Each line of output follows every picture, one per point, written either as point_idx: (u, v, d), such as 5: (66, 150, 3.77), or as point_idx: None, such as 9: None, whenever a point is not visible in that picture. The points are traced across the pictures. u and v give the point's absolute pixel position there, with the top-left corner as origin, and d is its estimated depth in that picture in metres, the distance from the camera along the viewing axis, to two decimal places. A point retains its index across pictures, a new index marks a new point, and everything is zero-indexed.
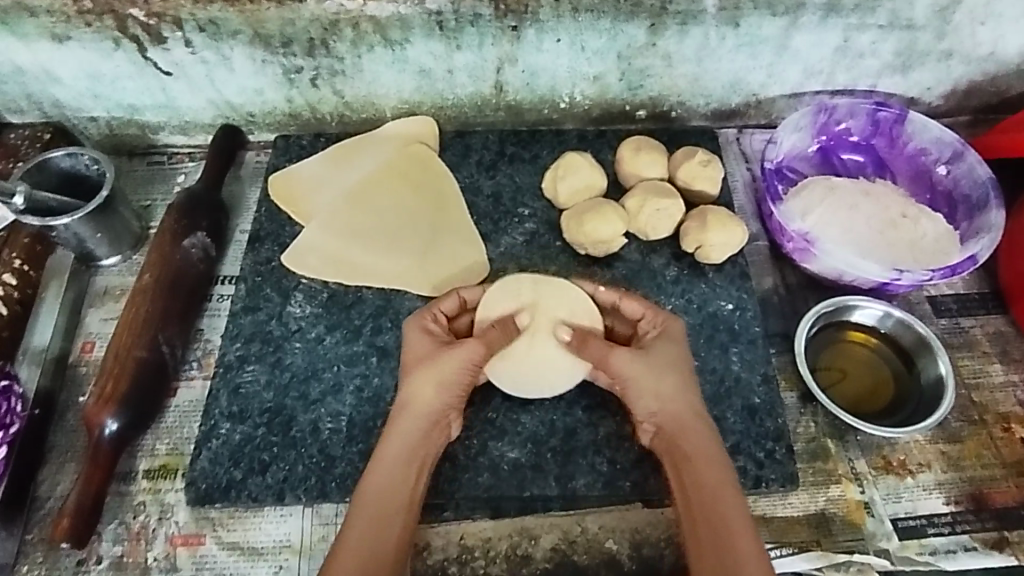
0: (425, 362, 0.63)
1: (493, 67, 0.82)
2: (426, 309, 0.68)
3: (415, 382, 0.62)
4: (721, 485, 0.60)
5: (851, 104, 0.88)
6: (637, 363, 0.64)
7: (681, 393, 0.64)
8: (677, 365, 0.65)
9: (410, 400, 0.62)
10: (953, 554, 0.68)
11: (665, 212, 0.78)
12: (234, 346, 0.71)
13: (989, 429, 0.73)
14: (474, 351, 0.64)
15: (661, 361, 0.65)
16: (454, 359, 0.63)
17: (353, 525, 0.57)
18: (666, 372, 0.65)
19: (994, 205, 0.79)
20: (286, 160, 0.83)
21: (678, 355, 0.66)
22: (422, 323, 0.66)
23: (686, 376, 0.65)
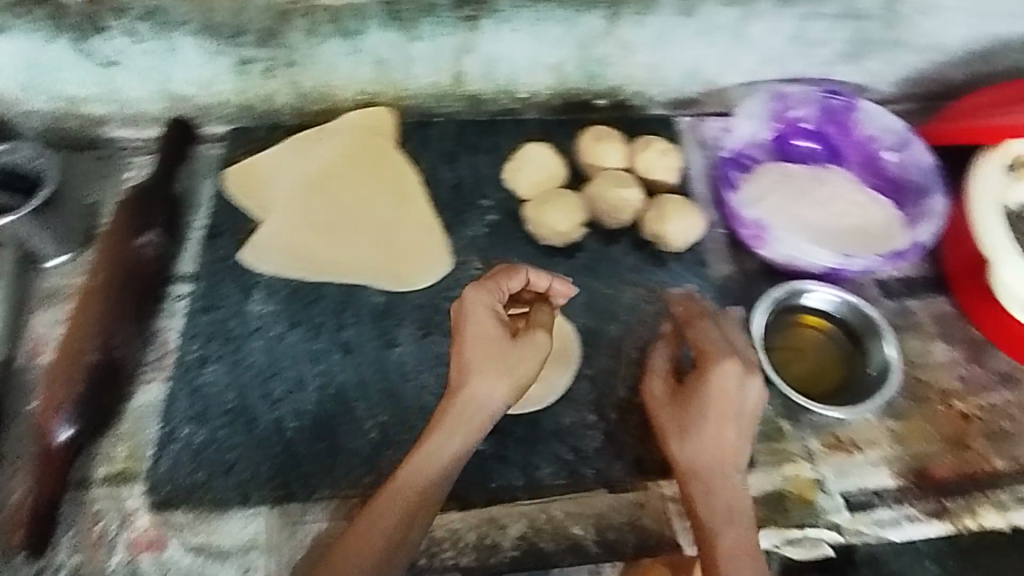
0: (490, 356, 0.62)
1: (452, 58, 0.84)
2: (494, 285, 0.65)
3: (482, 380, 0.61)
4: (741, 551, 0.61)
5: (803, 92, 0.91)
6: (708, 401, 0.64)
7: (722, 446, 0.64)
8: (729, 413, 0.64)
9: (478, 399, 0.61)
10: (899, 525, 0.72)
11: (626, 200, 0.81)
12: (193, 345, 0.73)
13: (931, 405, 0.79)
14: (544, 345, 0.64)
15: (709, 405, 0.64)
16: (521, 359, 0.62)
17: (375, 513, 0.59)
18: (713, 422, 0.64)
19: (934, 191, 0.86)
20: (241, 151, 0.86)
21: (743, 406, 0.64)
22: (491, 309, 0.64)
23: (737, 428, 0.64)
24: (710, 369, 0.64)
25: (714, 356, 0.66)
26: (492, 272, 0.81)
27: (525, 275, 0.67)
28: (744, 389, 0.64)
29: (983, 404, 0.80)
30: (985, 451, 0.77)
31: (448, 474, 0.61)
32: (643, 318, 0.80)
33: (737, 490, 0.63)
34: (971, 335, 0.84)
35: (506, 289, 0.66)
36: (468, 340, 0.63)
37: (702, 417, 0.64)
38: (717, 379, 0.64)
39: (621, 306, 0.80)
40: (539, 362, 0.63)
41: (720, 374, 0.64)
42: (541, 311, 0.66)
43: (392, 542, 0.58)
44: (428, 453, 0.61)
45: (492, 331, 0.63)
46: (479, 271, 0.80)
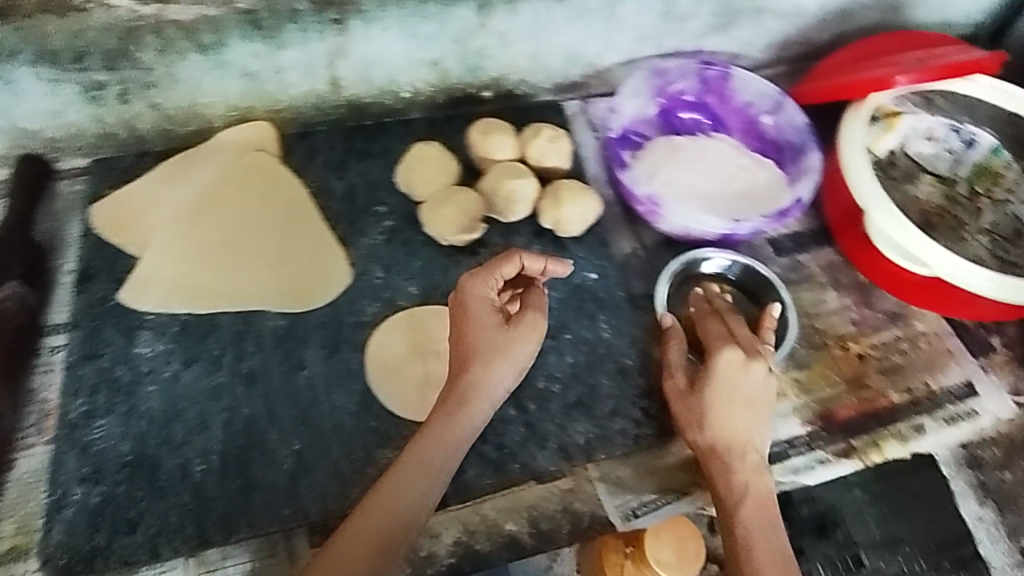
0: (485, 343, 0.65)
1: (325, 63, 0.81)
2: (487, 273, 0.66)
3: (485, 368, 0.65)
4: (761, 521, 0.66)
5: (681, 66, 0.94)
6: (720, 379, 0.71)
7: (733, 427, 0.70)
8: (742, 396, 0.71)
9: (482, 383, 0.65)
10: (811, 469, 0.76)
11: (522, 190, 0.81)
12: (77, 400, 0.68)
13: (830, 351, 0.83)
14: (536, 327, 0.67)
15: (716, 390, 0.71)
16: (517, 344, 0.66)
17: (373, 507, 0.61)
18: (728, 403, 0.70)
19: (810, 149, 0.90)
20: (107, 184, 0.80)
21: (751, 391, 0.71)
22: (487, 301, 0.66)
23: (750, 409, 0.71)
24: (736, 352, 0.72)
25: (748, 345, 0.74)
26: (395, 278, 0.78)
27: (520, 260, 0.66)
28: (749, 372, 0.72)
29: (876, 344, 0.84)
30: (882, 387, 0.82)
31: (452, 459, 0.64)
32: (552, 305, 0.80)
33: (758, 466, 0.69)
34: (859, 280, 0.88)
35: (500, 276, 0.67)
36: (470, 329, 0.66)
37: (715, 397, 0.71)
38: (733, 360, 0.72)
39: None
40: (536, 343, 0.67)
41: (728, 357, 0.72)
42: (534, 290, 0.68)
43: (396, 529, 0.60)
44: (431, 440, 0.64)
45: (486, 318, 0.66)
46: (381, 279, 0.78)
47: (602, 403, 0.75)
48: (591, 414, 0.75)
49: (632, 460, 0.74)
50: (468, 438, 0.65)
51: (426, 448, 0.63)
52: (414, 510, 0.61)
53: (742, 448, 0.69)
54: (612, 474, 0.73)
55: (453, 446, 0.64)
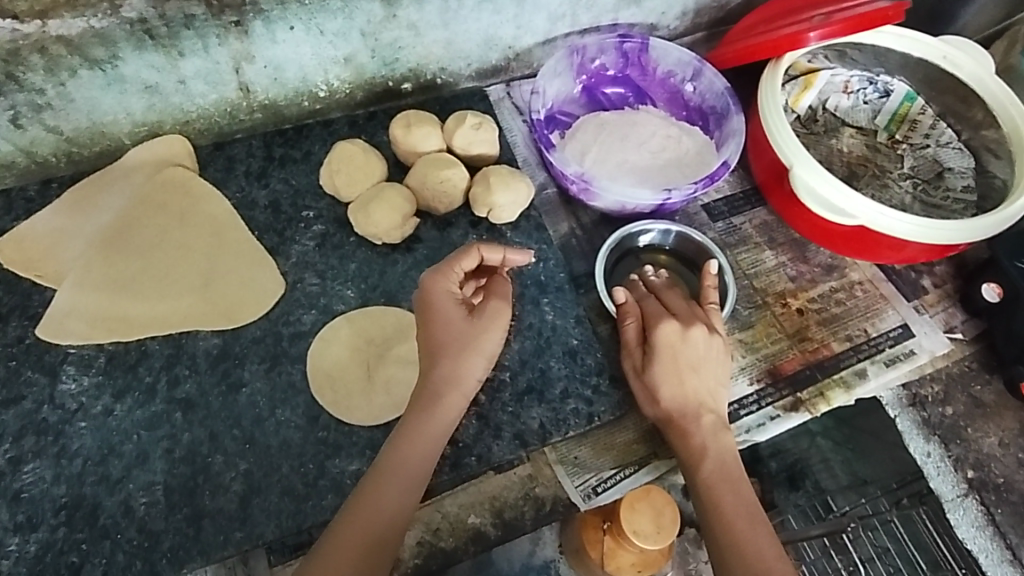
0: (454, 335, 0.65)
1: (230, 69, 0.78)
2: (449, 270, 0.65)
3: (455, 363, 0.64)
4: (724, 481, 0.67)
5: (599, 41, 0.93)
6: (679, 347, 0.71)
7: (687, 396, 0.70)
8: (690, 364, 0.71)
9: (454, 378, 0.64)
10: (763, 426, 0.78)
11: (449, 182, 0.79)
12: (2, 448, 0.65)
13: (771, 309, 0.85)
14: (503, 316, 0.66)
15: (664, 362, 0.71)
16: (485, 334, 0.65)
17: (352, 519, 0.59)
18: (679, 374, 0.70)
19: (733, 111, 0.90)
20: (13, 219, 0.75)
21: (696, 356, 0.72)
22: (451, 295, 0.65)
23: (700, 375, 0.71)
24: (675, 323, 0.72)
25: (686, 313, 0.74)
26: (330, 284, 0.76)
27: (479, 252, 0.66)
28: (699, 339, 0.72)
29: (814, 297, 0.86)
30: (823, 338, 0.83)
31: (428, 459, 0.63)
32: None
33: (715, 427, 0.70)
34: (793, 236, 0.90)
35: (460, 270, 0.66)
36: (436, 325, 0.65)
37: (675, 367, 0.71)
38: (674, 331, 0.72)
39: None
40: (502, 331, 0.66)
41: (669, 329, 0.72)
42: (498, 279, 0.68)
43: (381, 535, 0.59)
44: (402, 443, 0.62)
45: (452, 312, 0.65)
46: (317, 286, 0.76)
47: (551, 385, 0.73)
48: (542, 398, 0.72)
49: (588, 439, 0.74)
50: (443, 436, 0.64)
51: (404, 456, 0.62)
52: (399, 514, 0.61)
53: (696, 413, 0.70)
54: (570, 455, 0.73)
55: (428, 447, 0.63)
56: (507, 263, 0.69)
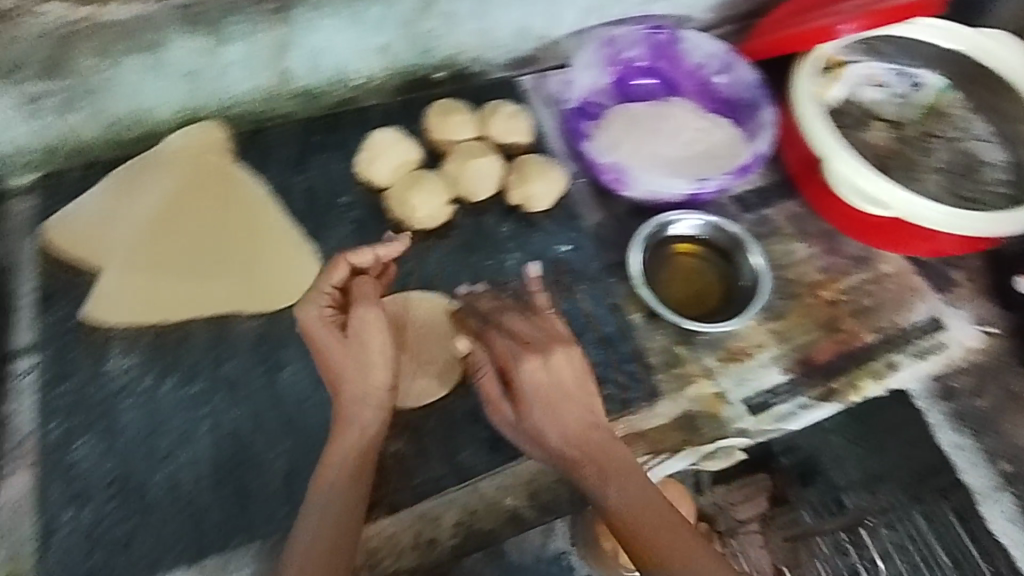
0: (335, 353, 0.63)
1: (270, 57, 0.79)
2: (316, 292, 0.65)
3: (357, 373, 0.63)
4: (652, 507, 0.59)
5: (630, 33, 0.93)
6: (539, 380, 0.62)
7: (581, 429, 0.62)
8: (570, 391, 0.63)
9: (359, 393, 0.62)
10: (795, 415, 0.79)
11: (483, 171, 0.80)
12: (53, 424, 0.66)
13: (802, 299, 0.85)
14: (377, 318, 0.64)
15: (537, 402, 0.62)
16: (364, 342, 0.63)
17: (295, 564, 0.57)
18: (560, 405, 0.62)
19: (763, 104, 0.90)
20: (58, 202, 0.78)
21: (550, 389, 0.62)
22: (323, 318, 0.64)
23: (588, 401, 0.63)
24: (535, 356, 0.63)
25: (541, 342, 0.64)
26: None
27: (345, 263, 0.66)
28: (565, 367, 0.63)
29: (845, 288, 0.87)
30: (854, 328, 0.84)
31: (356, 488, 0.60)
32: (529, 281, 0.79)
33: (625, 455, 0.62)
34: (825, 228, 0.90)
35: (326, 288, 0.65)
36: (323, 354, 0.63)
37: (536, 403, 0.62)
38: (538, 368, 0.62)
39: (505, 275, 0.80)
40: (378, 331, 0.64)
41: (529, 366, 0.62)
42: (360, 284, 0.66)
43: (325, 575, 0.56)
44: (322, 478, 0.60)
45: (328, 336, 0.63)
46: None
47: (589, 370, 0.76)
48: None
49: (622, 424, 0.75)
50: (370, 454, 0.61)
51: (328, 479, 0.60)
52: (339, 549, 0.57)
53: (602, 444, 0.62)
54: None
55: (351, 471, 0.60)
56: (379, 260, 0.68)
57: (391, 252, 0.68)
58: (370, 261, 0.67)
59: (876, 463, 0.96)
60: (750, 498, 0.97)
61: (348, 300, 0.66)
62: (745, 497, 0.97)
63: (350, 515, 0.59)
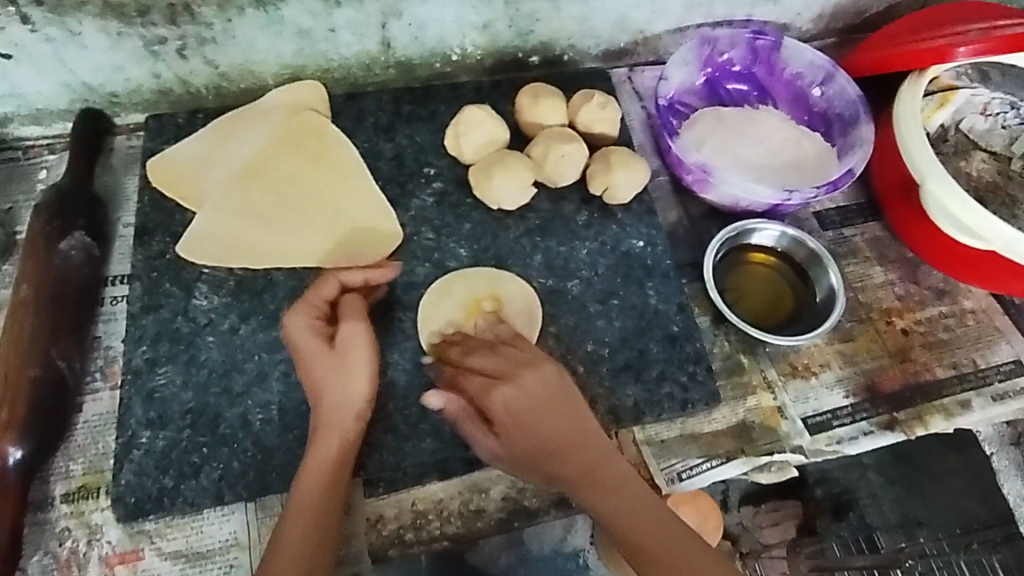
0: (318, 364, 0.64)
1: (378, 23, 0.81)
2: (307, 304, 0.66)
3: (340, 385, 0.64)
4: (642, 513, 0.62)
5: (731, 34, 0.92)
6: (512, 398, 0.63)
7: (565, 452, 0.63)
8: (544, 411, 0.63)
9: (341, 404, 0.64)
10: (856, 440, 0.77)
11: (570, 157, 0.80)
12: (140, 349, 0.70)
13: (875, 325, 0.84)
14: (363, 332, 0.66)
15: (519, 432, 0.63)
16: (350, 357, 0.65)
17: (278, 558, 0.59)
18: (546, 431, 0.63)
19: (863, 120, 0.88)
20: (163, 142, 0.81)
21: (528, 405, 0.63)
22: (313, 328, 0.65)
23: (568, 421, 0.64)
24: (508, 384, 0.63)
25: (513, 367, 0.64)
26: (444, 241, 0.79)
27: (335, 279, 0.68)
28: (538, 390, 0.63)
29: (921, 318, 0.85)
30: (926, 361, 0.82)
31: (333, 493, 0.62)
32: (600, 271, 0.80)
33: (608, 471, 0.64)
34: (905, 255, 0.89)
35: (318, 301, 0.67)
36: (307, 366, 0.65)
37: (514, 420, 0.63)
38: (511, 396, 0.63)
39: (577, 262, 0.80)
40: (365, 347, 0.65)
41: (503, 396, 0.63)
42: (349, 300, 0.68)
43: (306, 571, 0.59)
44: (302, 484, 0.62)
45: (315, 346, 0.65)
46: (432, 241, 0.79)
47: (649, 367, 0.75)
48: (639, 377, 0.75)
49: (677, 424, 0.75)
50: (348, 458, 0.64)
51: (304, 482, 0.62)
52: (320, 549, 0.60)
53: (586, 465, 0.63)
54: (657, 437, 0.75)
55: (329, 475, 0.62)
56: (370, 281, 0.71)
57: (380, 278, 0.71)
58: (361, 281, 0.70)
59: (919, 509, 0.91)
60: (780, 524, 0.89)
61: (336, 313, 0.67)
62: (774, 521, 0.89)
63: (324, 514, 0.61)
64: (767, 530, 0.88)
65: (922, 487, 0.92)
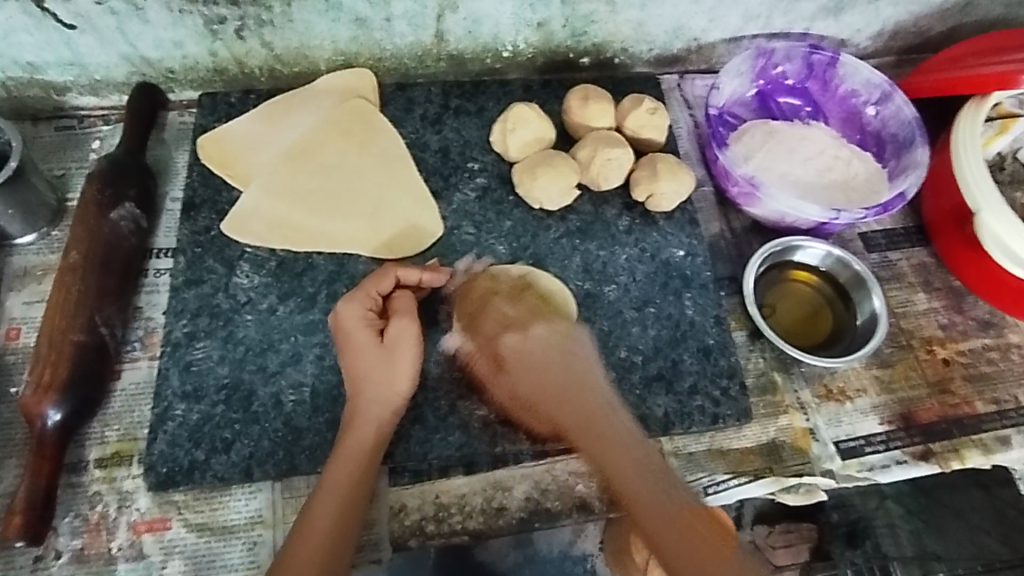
0: (363, 355, 0.66)
1: (434, 15, 0.81)
2: (363, 294, 0.67)
3: (383, 379, 0.65)
4: (646, 474, 0.66)
5: (787, 47, 0.90)
6: (520, 344, 0.69)
7: (564, 402, 0.68)
8: (546, 364, 0.69)
9: (381, 395, 0.65)
10: (888, 468, 0.75)
11: (616, 161, 0.79)
12: (180, 322, 0.71)
13: (915, 352, 0.82)
14: (412, 332, 0.67)
15: (523, 374, 0.69)
16: (396, 354, 0.66)
17: (305, 535, 0.60)
18: (550, 382, 0.68)
19: (919, 143, 0.85)
20: (215, 119, 0.82)
21: (532, 352, 0.69)
22: (365, 321, 0.67)
23: (571, 378, 0.69)
24: (518, 331, 0.70)
25: (529, 322, 0.71)
26: (484, 237, 0.79)
27: (394, 274, 0.68)
28: (541, 342, 0.70)
29: (964, 350, 0.83)
30: (966, 394, 0.80)
31: (363, 478, 0.63)
32: (637, 278, 0.79)
33: (612, 433, 0.67)
34: (951, 283, 0.87)
35: (373, 294, 0.68)
36: (354, 357, 0.66)
37: (520, 363, 0.69)
38: (518, 342, 0.69)
39: (615, 267, 0.79)
40: (414, 348, 0.67)
41: (512, 341, 0.69)
42: (404, 297, 0.68)
43: (331, 552, 0.59)
44: (335, 463, 0.63)
45: (365, 338, 0.66)
46: (472, 236, 0.79)
47: (681, 378, 0.74)
48: (671, 388, 0.74)
49: (706, 438, 0.74)
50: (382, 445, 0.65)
51: (337, 462, 0.63)
52: (345, 530, 0.61)
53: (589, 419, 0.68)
54: (685, 449, 0.74)
55: (363, 458, 0.63)
56: (424, 284, 0.70)
57: (436, 282, 0.70)
58: (416, 281, 0.69)
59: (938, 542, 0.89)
60: (792, 546, 0.82)
61: (390, 308, 0.68)
62: (788, 544, 0.81)
63: (353, 496, 0.62)
64: (780, 551, 0.80)
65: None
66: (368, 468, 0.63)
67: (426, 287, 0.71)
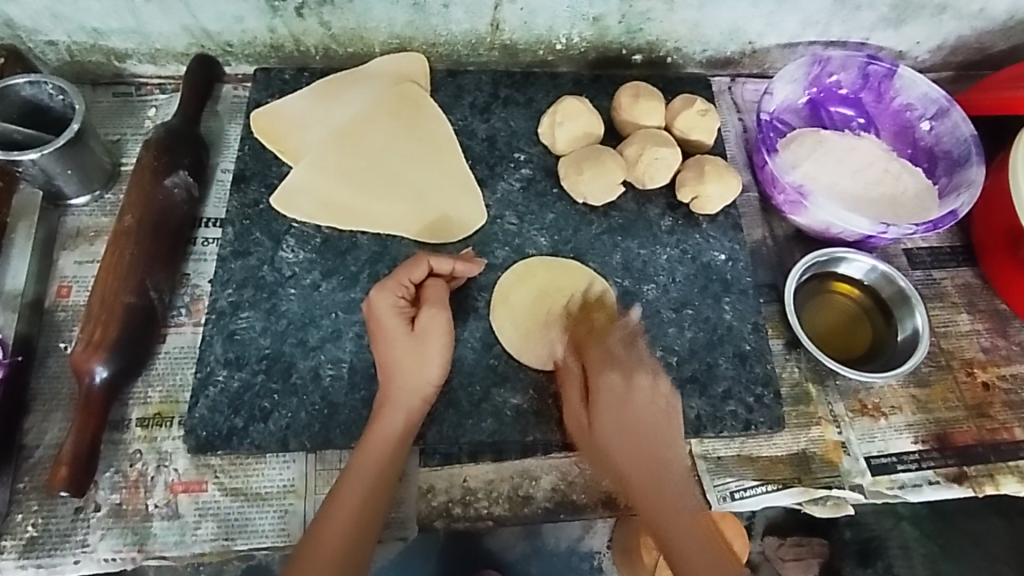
0: (397, 343, 0.66)
1: (492, 4, 0.81)
2: (396, 282, 0.68)
3: (415, 366, 0.66)
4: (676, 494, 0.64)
5: (845, 56, 0.88)
6: (618, 386, 0.66)
7: (632, 441, 0.64)
8: (636, 410, 0.65)
9: (413, 382, 0.66)
10: (919, 488, 0.75)
11: (664, 161, 0.79)
12: (226, 291, 0.72)
13: (954, 374, 0.81)
14: (443, 320, 0.67)
15: (619, 443, 0.64)
16: (426, 343, 0.66)
17: (334, 515, 0.61)
18: (638, 434, 0.64)
19: (974, 162, 0.84)
20: (268, 95, 0.83)
21: (643, 401, 0.65)
22: (397, 309, 0.67)
23: (656, 435, 0.65)
24: (620, 375, 0.66)
25: (632, 364, 0.68)
26: (527, 228, 0.79)
27: (426, 262, 0.69)
28: (649, 408, 0.65)
29: (1006, 375, 0.81)
30: (1005, 420, 0.79)
31: (392, 462, 0.64)
32: (677, 279, 0.78)
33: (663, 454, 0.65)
34: (996, 306, 0.85)
35: (406, 283, 0.68)
36: (384, 343, 0.66)
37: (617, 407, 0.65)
38: (619, 386, 0.66)
39: (656, 267, 0.79)
40: (443, 337, 0.67)
41: (611, 382, 0.66)
42: (435, 286, 0.69)
43: (357, 532, 0.61)
44: (365, 447, 0.64)
45: (396, 326, 0.67)
46: (514, 226, 0.79)
47: (716, 382, 0.74)
48: (704, 392, 0.74)
49: (736, 444, 0.74)
50: (411, 432, 0.65)
51: (367, 446, 0.64)
52: (371, 512, 0.62)
53: (653, 453, 0.64)
54: (714, 453, 0.74)
55: (395, 443, 0.64)
56: (456, 273, 0.71)
57: (467, 272, 0.71)
58: (449, 270, 0.70)
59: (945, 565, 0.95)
60: (802, 560, 0.98)
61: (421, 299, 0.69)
62: (797, 557, 0.98)
63: (379, 480, 0.63)
64: (789, 563, 0.98)
65: (954, 547, 0.97)
66: (398, 453, 0.64)
67: (457, 278, 0.72)
